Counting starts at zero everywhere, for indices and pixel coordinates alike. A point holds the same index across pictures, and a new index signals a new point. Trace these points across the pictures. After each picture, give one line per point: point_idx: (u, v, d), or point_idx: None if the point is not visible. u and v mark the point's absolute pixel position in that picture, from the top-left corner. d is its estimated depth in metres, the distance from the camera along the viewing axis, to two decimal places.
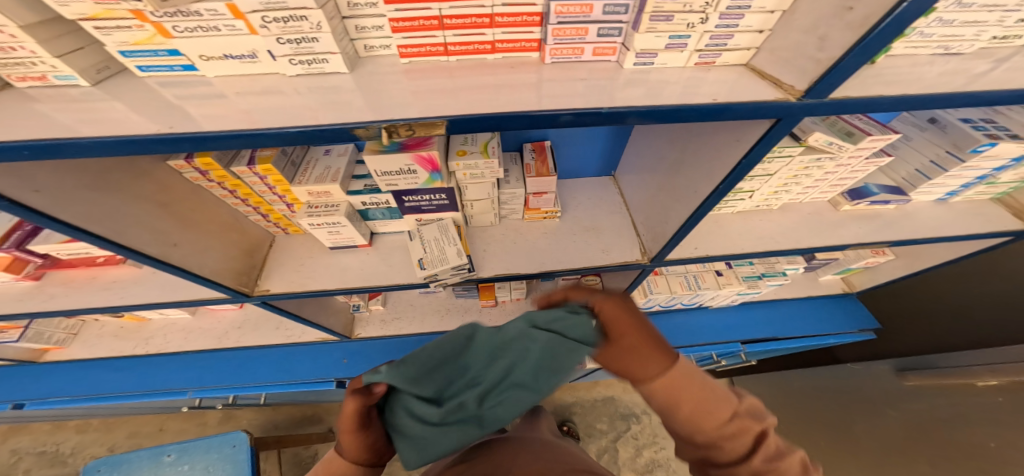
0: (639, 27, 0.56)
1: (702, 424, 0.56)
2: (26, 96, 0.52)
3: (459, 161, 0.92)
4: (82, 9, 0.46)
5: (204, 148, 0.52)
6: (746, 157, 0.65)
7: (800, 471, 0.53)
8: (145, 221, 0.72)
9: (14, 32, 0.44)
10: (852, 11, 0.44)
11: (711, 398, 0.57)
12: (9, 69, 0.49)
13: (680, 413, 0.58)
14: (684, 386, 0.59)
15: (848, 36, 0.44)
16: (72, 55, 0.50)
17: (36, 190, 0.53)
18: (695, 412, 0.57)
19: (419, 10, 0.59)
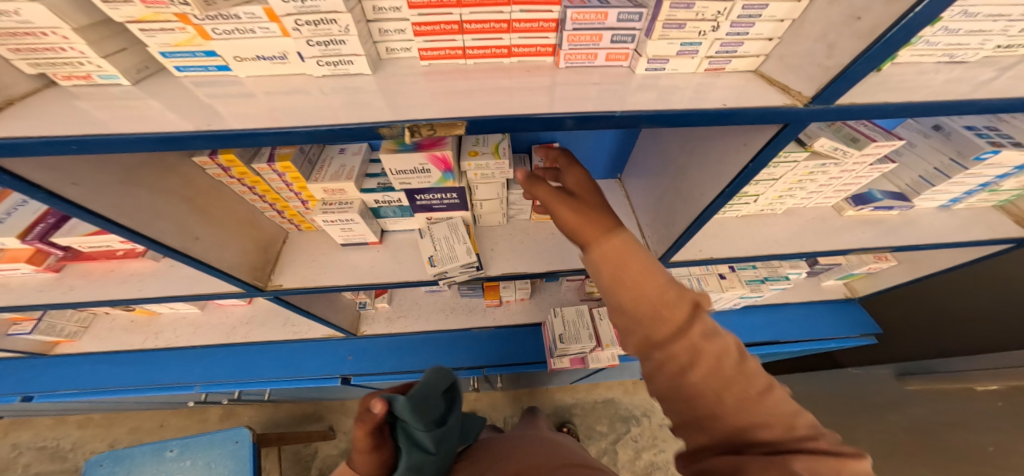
0: (652, 34, 0.58)
1: (643, 290, 0.52)
2: (70, 94, 0.54)
3: (471, 161, 0.93)
4: (130, 12, 0.49)
5: (238, 144, 0.55)
6: (752, 162, 0.68)
7: (729, 352, 0.50)
8: (171, 215, 0.75)
9: (67, 34, 0.47)
10: (859, 20, 0.46)
11: (655, 268, 0.53)
12: (54, 69, 0.52)
13: (630, 277, 0.53)
14: (639, 252, 0.54)
15: (857, 45, 0.47)
16: (116, 56, 0.53)
17: (75, 184, 0.57)
18: (648, 276, 0.52)
19: (441, 15, 0.62)
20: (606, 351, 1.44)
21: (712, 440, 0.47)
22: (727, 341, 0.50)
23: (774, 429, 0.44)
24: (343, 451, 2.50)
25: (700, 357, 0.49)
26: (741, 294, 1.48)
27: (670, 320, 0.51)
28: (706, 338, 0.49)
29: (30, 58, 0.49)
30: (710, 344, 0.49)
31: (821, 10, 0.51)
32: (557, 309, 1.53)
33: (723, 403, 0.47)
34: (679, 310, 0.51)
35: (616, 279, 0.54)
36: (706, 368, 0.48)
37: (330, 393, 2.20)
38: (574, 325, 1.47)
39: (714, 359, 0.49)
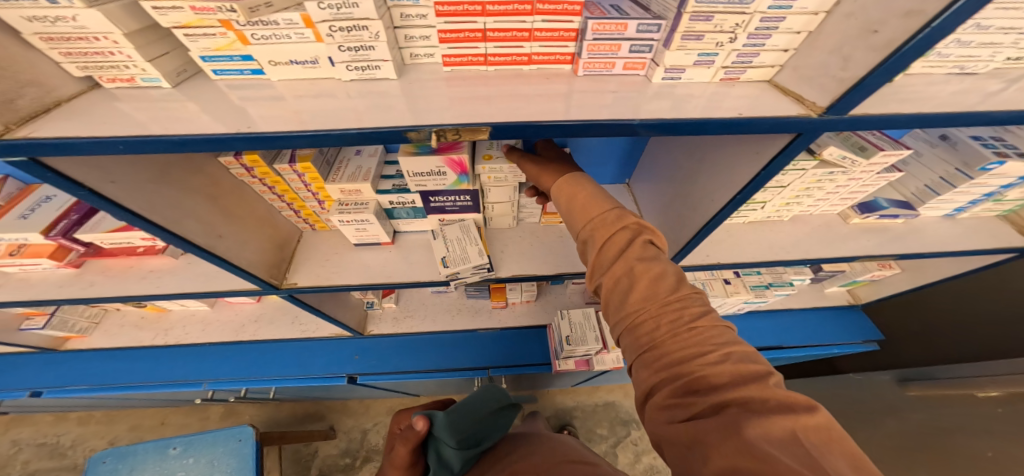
0: (670, 45, 0.61)
1: (588, 211, 0.67)
2: (112, 95, 0.58)
3: (486, 165, 0.95)
4: (178, 18, 0.52)
5: (271, 146, 0.57)
6: (764, 170, 0.70)
7: (665, 271, 0.57)
8: (197, 213, 0.77)
9: (117, 40, 0.50)
10: (876, 33, 0.48)
11: (602, 199, 0.67)
12: (102, 71, 0.55)
13: (582, 211, 0.67)
14: (590, 195, 0.68)
15: (872, 58, 0.49)
16: (159, 60, 0.57)
17: (112, 182, 0.59)
18: (595, 208, 0.66)
19: (466, 23, 0.64)
20: (611, 354, 1.47)
21: (662, 382, 0.50)
22: (666, 265, 0.58)
23: (710, 359, 0.49)
24: (344, 451, 2.50)
25: (637, 274, 0.57)
26: (746, 299, 1.49)
27: (613, 241, 0.61)
28: (643, 259, 0.58)
29: (79, 61, 0.53)
30: (645, 261, 0.58)
31: (837, 24, 0.54)
32: (563, 312, 1.54)
33: (659, 320, 0.54)
34: (620, 234, 0.62)
35: (572, 214, 0.68)
36: (644, 290, 0.56)
37: (332, 393, 2.21)
38: (581, 327, 1.48)
39: (651, 278, 0.57)
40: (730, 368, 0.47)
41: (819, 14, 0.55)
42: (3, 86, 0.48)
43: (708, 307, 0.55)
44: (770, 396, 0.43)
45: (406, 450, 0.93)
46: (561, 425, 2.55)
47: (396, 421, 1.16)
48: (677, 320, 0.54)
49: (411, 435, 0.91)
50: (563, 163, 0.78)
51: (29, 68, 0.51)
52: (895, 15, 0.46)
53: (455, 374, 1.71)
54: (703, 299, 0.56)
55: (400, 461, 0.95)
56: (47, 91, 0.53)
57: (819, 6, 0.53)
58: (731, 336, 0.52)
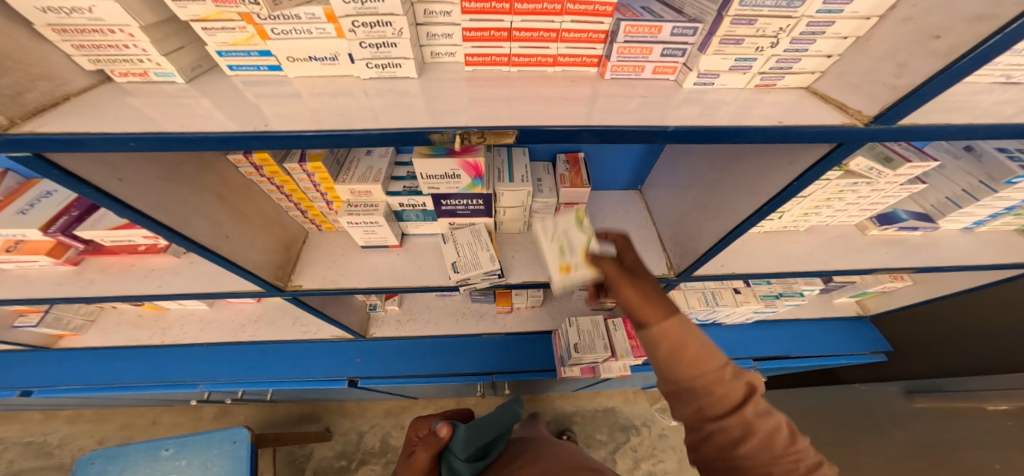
0: (707, 49, 0.59)
1: (700, 364, 0.59)
2: (124, 90, 0.54)
3: (563, 280, 0.81)
4: (196, 11, 0.50)
5: (289, 146, 0.54)
6: (797, 180, 0.68)
7: (783, 429, 0.56)
8: (204, 212, 0.73)
9: (133, 32, 0.48)
10: (939, 39, 0.46)
11: (711, 348, 0.59)
12: (114, 65, 0.52)
13: (690, 361, 0.59)
14: (695, 334, 0.61)
15: (933, 65, 0.47)
16: (175, 54, 0.53)
17: (119, 179, 0.56)
18: (708, 360, 0.59)
19: (492, 21, 0.61)
20: (618, 361, 1.42)
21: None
22: (779, 418, 0.57)
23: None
24: (339, 453, 2.46)
25: (756, 432, 0.55)
26: (755, 309, 1.48)
27: (728, 398, 0.57)
28: (762, 415, 0.56)
29: (91, 54, 0.50)
30: (766, 418, 0.56)
31: (892, 29, 0.52)
32: (571, 318, 1.51)
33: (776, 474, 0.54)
34: (735, 390, 0.58)
35: (675, 362, 0.60)
36: (759, 443, 0.55)
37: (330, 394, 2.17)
38: (589, 334, 1.45)
39: (769, 434, 0.55)
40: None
41: (870, 18, 0.53)
42: (12, 77, 0.45)
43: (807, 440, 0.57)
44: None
45: (426, 456, 0.96)
46: (560, 430, 2.53)
47: (414, 428, 1.13)
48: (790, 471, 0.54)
49: (435, 438, 0.94)
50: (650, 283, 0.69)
51: (38, 60, 0.48)
52: (963, 20, 0.44)
53: (458, 379, 1.68)
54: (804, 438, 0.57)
55: (417, 467, 0.97)
56: (57, 85, 0.50)
57: (871, 10, 0.51)
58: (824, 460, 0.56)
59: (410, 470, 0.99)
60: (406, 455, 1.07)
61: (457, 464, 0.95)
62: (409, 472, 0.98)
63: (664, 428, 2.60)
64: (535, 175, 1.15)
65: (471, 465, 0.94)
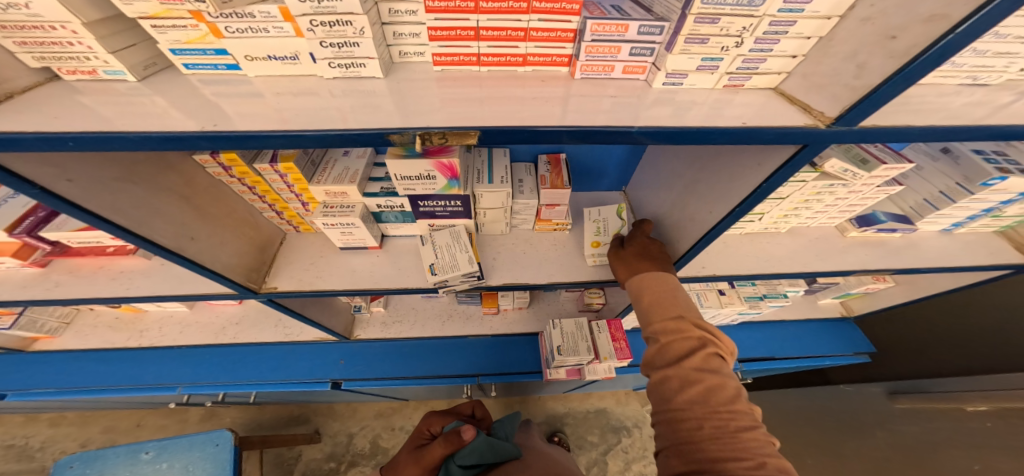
0: (672, 48, 0.58)
1: (654, 316, 0.82)
2: (73, 88, 0.53)
3: (595, 253, 1.11)
4: (144, 8, 0.49)
5: (245, 146, 0.53)
6: (766, 182, 0.67)
7: (720, 387, 0.66)
8: (168, 213, 0.72)
9: (76, 29, 0.47)
10: (895, 40, 0.46)
11: (667, 306, 0.82)
12: (61, 62, 0.51)
13: (655, 312, 0.82)
14: (668, 298, 0.84)
15: (890, 65, 0.46)
16: (125, 52, 0.52)
17: (68, 180, 0.55)
18: (659, 314, 0.81)
19: (458, 20, 0.61)
20: (602, 363, 1.41)
21: (693, 469, 0.60)
22: (720, 378, 0.67)
23: (745, 463, 0.57)
24: (328, 454, 2.44)
25: (690, 379, 0.69)
26: (740, 311, 1.48)
27: (676, 346, 0.75)
28: (700, 368, 0.69)
29: (36, 52, 0.49)
30: (707, 372, 0.68)
31: (852, 29, 0.51)
32: (556, 321, 1.50)
33: (703, 421, 0.64)
34: (683, 342, 0.74)
35: (641, 312, 0.86)
36: (693, 392, 0.67)
37: (318, 396, 2.15)
38: (573, 336, 1.44)
39: (704, 385, 0.67)
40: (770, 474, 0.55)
41: (832, 18, 0.52)
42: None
43: (754, 422, 0.63)
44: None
45: (440, 451, 0.99)
46: (551, 431, 2.52)
47: (426, 422, 1.17)
48: (720, 424, 0.62)
49: (455, 441, 0.98)
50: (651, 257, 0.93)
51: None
52: (917, 21, 0.43)
53: (444, 381, 1.67)
54: (752, 415, 0.64)
55: (427, 460, 1.00)
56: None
57: (832, 9, 0.51)
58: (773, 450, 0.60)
59: (417, 463, 1.02)
60: (415, 447, 1.11)
61: (452, 468, 1.04)
62: (416, 464, 1.02)
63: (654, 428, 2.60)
64: (517, 177, 1.14)
65: (464, 471, 1.04)
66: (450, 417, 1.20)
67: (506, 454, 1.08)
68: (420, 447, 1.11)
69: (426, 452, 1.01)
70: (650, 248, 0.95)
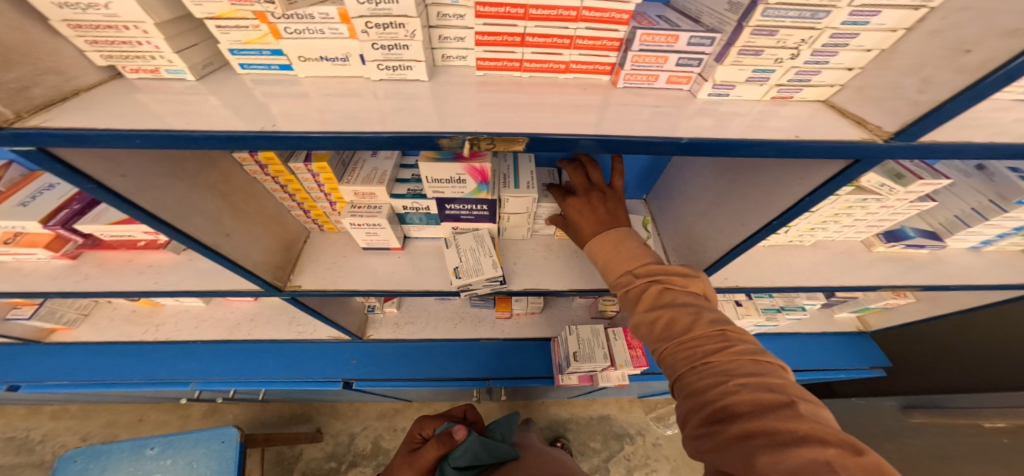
0: (724, 59, 0.58)
1: (609, 276, 0.76)
2: (133, 86, 0.54)
3: None
4: (212, 9, 0.50)
5: (299, 146, 0.52)
6: (808, 196, 0.68)
7: (681, 317, 0.62)
8: (207, 210, 0.73)
9: (147, 29, 0.48)
10: (968, 54, 0.46)
11: (617, 260, 0.75)
12: (125, 61, 0.52)
13: (608, 271, 0.76)
14: (613, 250, 0.76)
15: (960, 81, 0.46)
16: (187, 52, 0.53)
17: (123, 175, 0.56)
18: (611, 274, 0.75)
19: (506, 26, 0.61)
20: (617, 371, 1.40)
21: (691, 411, 0.54)
22: (679, 311, 0.63)
23: (725, 389, 0.52)
24: (329, 454, 2.42)
25: (650, 321, 0.65)
26: (756, 322, 1.47)
27: (630, 297, 0.70)
28: (654, 308, 0.65)
29: (105, 50, 0.50)
30: (661, 310, 0.64)
31: (917, 42, 0.51)
32: (571, 327, 1.49)
33: (675, 356, 0.61)
34: (636, 290, 0.69)
35: (602, 273, 0.79)
36: (658, 331, 0.64)
37: (322, 396, 2.14)
38: (588, 343, 1.43)
39: (662, 322, 0.64)
40: (747, 397, 0.49)
41: (897, 31, 0.52)
42: (19, 71, 0.44)
43: (725, 342, 0.58)
44: (792, 428, 0.44)
45: (435, 453, 0.98)
46: (554, 437, 2.50)
47: (418, 425, 1.16)
48: (690, 354, 0.59)
49: (447, 441, 0.97)
50: (592, 215, 0.82)
51: (49, 54, 0.47)
52: (995, 35, 0.43)
53: (453, 384, 1.67)
54: (722, 335, 0.59)
55: (420, 463, 1.00)
56: (65, 80, 0.49)
57: (898, 22, 0.51)
58: (756, 368, 0.54)
59: (409, 466, 1.02)
60: (409, 451, 1.11)
61: (446, 470, 1.03)
62: (409, 467, 1.02)
63: (658, 436, 2.58)
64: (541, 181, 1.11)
65: (459, 472, 1.04)
66: (442, 419, 1.19)
67: (501, 455, 1.10)
68: (412, 451, 1.10)
69: (419, 455, 1.01)
70: (585, 206, 0.84)
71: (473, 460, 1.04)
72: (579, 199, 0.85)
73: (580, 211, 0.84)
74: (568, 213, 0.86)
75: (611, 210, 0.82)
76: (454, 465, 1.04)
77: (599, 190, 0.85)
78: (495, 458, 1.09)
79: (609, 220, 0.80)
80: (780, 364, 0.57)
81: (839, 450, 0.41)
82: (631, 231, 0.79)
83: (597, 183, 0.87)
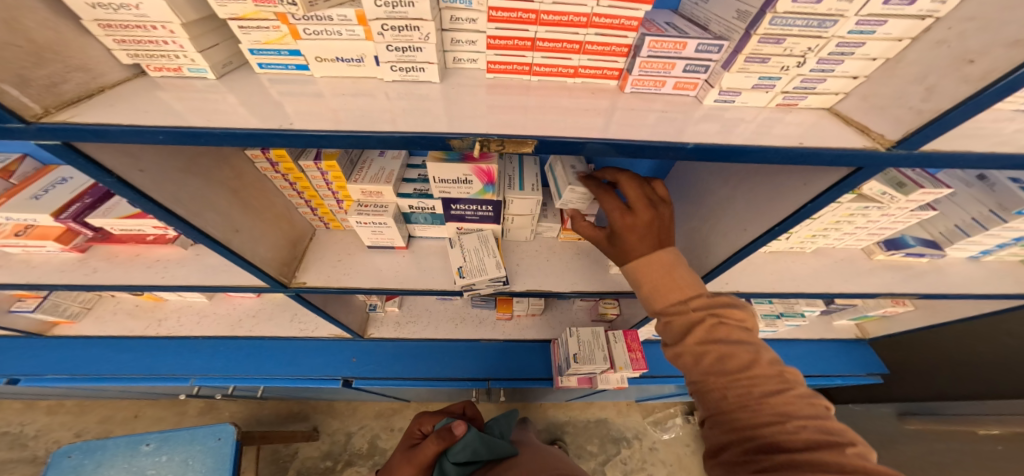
0: (731, 67, 0.59)
1: (655, 301, 0.68)
2: (156, 84, 0.55)
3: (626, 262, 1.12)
4: (235, 9, 0.52)
5: (315, 144, 0.54)
6: (811, 202, 0.69)
7: (740, 355, 0.58)
8: (218, 205, 0.74)
9: (174, 29, 0.50)
10: (972, 63, 0.47)
11: (669, 286, 0.67)
12: (150, 60, 0.54)
13: (655, 296, 0.68)
14: (664, 275, 0.68)
15: (963, 90, 0.47)
16: (210, 51, 0.55)
17: (141, 170, 0.57)
18: (659, 299, 0.67)
19: (517, 31, 0.62)
20: (616, 373, 1.40)
21: (732, 441, 0.54)
22: (739, 350, 0.59)
23: (777, 426, 0.51)
24: (325, 453, 2.42)
25: (698, 354, 0.61)
26: None
27: (680, 326, 0.64)
28: (706, 342, 0.61)
29: (132, 50, 0.52)
30: (717, 346, 0.60)
31: (923, 51, 0.53)
32: (572, 328, 1.50)
33: (724, 392, 0.58)
34: (685, 320, 0.64)
35: (644, 297, 0.70)
36: (707, 365, 0.60)
37: (321, 394, 2.14)
38: (589, 345, 1.43)
39: (714, 357, 0.60)
40: (803, 437, 0.49)
41: (903, 40, 0.54)
42: (51, 69, 0.46)
43: (784, 383, 0.56)
44: (843, 463, 0.44)
45: (435, 448, 0.97)
46: (551, 439, 2.50)
47: (417, 422, 1.16)
48: (743, 393, 0.56)
49: (447, 437, 0.96)
50: (650, 238, 0.70)
51: (79, 52, 0.49)
52: (999, 45, 0.44)
53: (453, 384, 1.67)
54: (780, 376, 0.56)
55: (420, 458, 0.99)
56: (92, 78, 0.51)
57: (904, 32, 0.53)
58: (813, 410, 0.53)
59: (410, 462, 1.01)
60: (407, 447, 1.11)
61: (445, 466, 1.05)
62: (409, 464, 1.01)
63: (655, 441, 2.58)
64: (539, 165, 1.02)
65: (457, 469, 1.05)
66: (440, 416, 1.19)
67: (500, 452, 1.11)
68: (411, 447, 1.11)
69: (418, 452, 1.00)
70: (645, 225, 0.71)
71: (473, 456, 1.05)
72: (639, 217, 0.71)
73: (637, 233, 0.71)
74: (621, 232, 0.73)
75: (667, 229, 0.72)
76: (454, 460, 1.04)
77: (662, 208, 0.73)
78: (493, 454, 1.09)
79: (665, 240, 0.71)
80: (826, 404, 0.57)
81: None
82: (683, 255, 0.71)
83: (656, 198, 0.75)
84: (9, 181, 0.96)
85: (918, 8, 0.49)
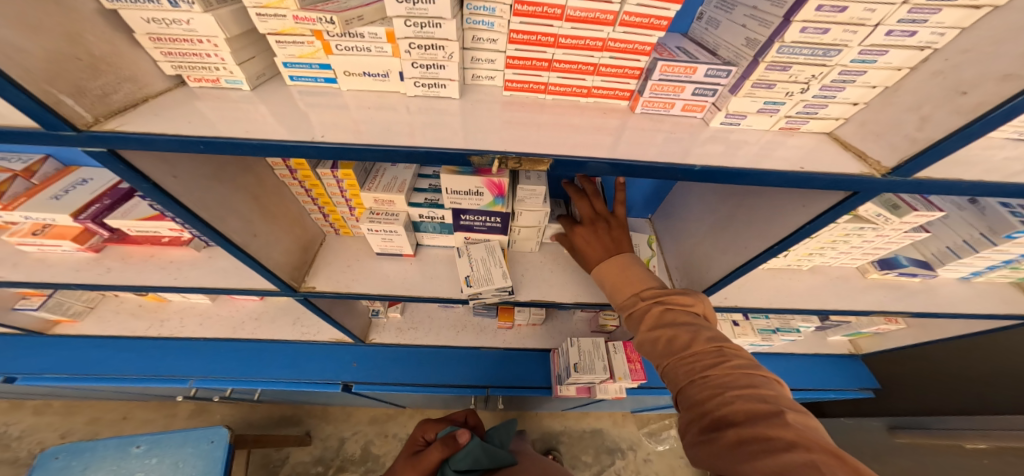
0: (738, 91, 0.63)
1: (617, 299, 0.81)
2: (194, 94, 0.59)
3: None
4: (275, 25, 0.56)
5: (344, 157, 0.56)
6: (809, 223, 0.73)
7: (680, 332, 0.67)
8: (241, 211, 0.76)
9: (218, 43, 0.53)
10: (965, 95, 0.51)
11: (622, 284, 0.81)
12: (191, 71, 0.57)
13: (615, 293, 0.82)
14: (620, 275, 0.82)
15: (956, 120, 0.51)
16: (246, 65, 0.59)
17: (175, 176, 0.60)
18: (617, 296, 0.81)
19: (535, 52, 0.65)
20: (615, 384, 1.40)
21: (692, 422, 0.57)
22: (679, 329, 0.68)
23: (719, 399, 0.56)
24: (317, 458, 2.39)
25: (652, 341, 0.70)
26: (753, 342, 1.50)
27: (635, 318, 0.75)
28: (656, 327, 0.70)
29: (176, 61, 0.56)
30: (663, 329, 0.69)
31: (921, 81, 0.56)
32: (573, 338, 1.51)
33: (675, 371, 0.64)
34: (639, 311, 0.75)
35: (610, 296, 0.83)
36: (660, 348, 0.68)
37: (316, 398, 2.12)
38: (589, 355, 1.44)
39: (665, 340, 0.68)
40: (742, 406, 0.53)
41: (902, 69, 0.57)
42: (104, 80, 0.50)
43: (723, 358, 0.62)
44: (780, 433, 0.47)
45: (439, 453, 1.01)
46: (546, 449, 2.49)
47: (421, 429, 1.18)
48: (690, 369, 0.62)
49: (452, 443, 1.01)
50: (597, 244, 0.88)
51: (129, 64, 0.53)
52: (989, 79, 0.48)
53: (452, 390, 1.67)
54: (720, 352, 0.63)
55: (424, 464, 1.02)
56: (138, 88, 0.54)
57: (904, 62, 0.56)
58: (748, 380, 0.57)
59: (413, 467, 1.04)
60: (409, 454, 1.12)
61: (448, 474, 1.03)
62: (412, 468, 1.04)
63: (650, 452, 2.58)
64: None
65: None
66: (444, 424, 1.21)
67: (501, 460, 1.10)
68: (415, 454, 1.12)
69: (423, 457, 1.03)
70: (591, 234, 0.90)
71: (474, 465, 1.04)
72: (585, 227, 0.91)
73: (586, 241, 0.90)
74: (576, 242, 0.93)
75: (617, 237, 0.88)
76: (456, 467, 1.03)
77: (602, 219, 0.90)
78: (492, 462, 1.08)
79: (616, 248, 0.86)
80: (774, 377, 0.60)
81: (821, 454, 0.44)
82: (634, 256, 0.84)
83: (601, 210, 0.91)
84: (31, 181, 0.99)
85: (916, 39, 0.53)
